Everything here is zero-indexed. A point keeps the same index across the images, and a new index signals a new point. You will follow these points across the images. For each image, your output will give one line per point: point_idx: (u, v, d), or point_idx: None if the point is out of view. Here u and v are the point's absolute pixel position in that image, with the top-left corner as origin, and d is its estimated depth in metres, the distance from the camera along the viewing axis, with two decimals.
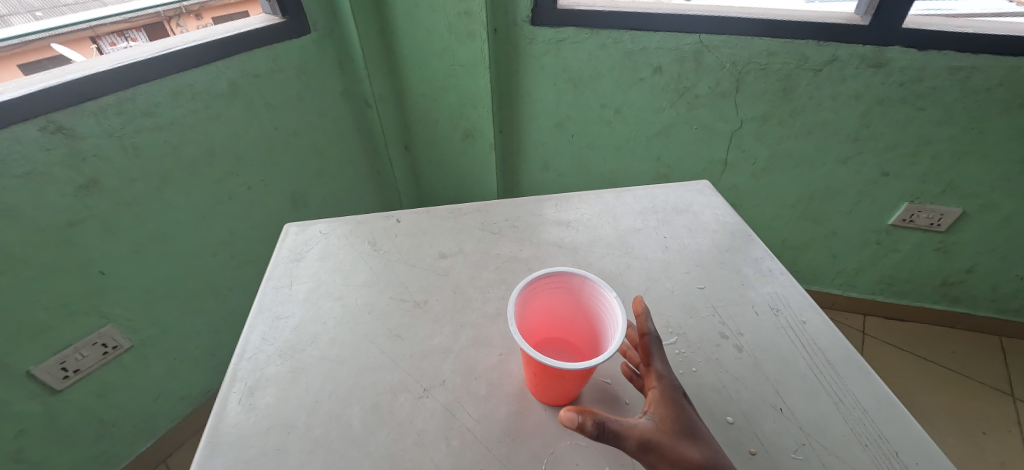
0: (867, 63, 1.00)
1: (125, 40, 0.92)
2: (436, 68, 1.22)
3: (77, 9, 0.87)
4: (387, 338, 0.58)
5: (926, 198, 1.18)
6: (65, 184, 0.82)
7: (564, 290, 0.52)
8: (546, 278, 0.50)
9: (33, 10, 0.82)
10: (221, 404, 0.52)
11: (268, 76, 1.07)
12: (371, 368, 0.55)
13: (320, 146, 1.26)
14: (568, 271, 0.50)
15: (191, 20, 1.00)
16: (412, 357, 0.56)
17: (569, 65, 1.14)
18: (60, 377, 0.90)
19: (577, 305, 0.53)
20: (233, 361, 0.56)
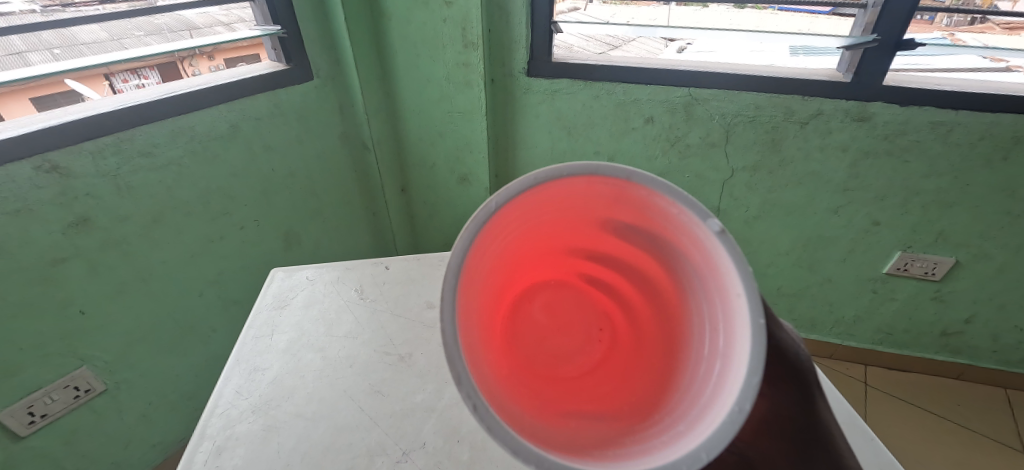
0: (852, 117, 1.03)
1: (137, 78, 0.96)
2: (433, 114, 1.24)
3: (95, 48, 0.86)
4: (368, 394, 0.56)
5: (919, 247, 1.19)
6: (54, 222, 0.82)
7: (574, 203, 0.47)
8: (557, 186, 0.45)
9: (52, 47, 0.82)
10: (186, 464, 0.49)
11: (268, 119, 1.09)
12: (348, 427, 0.53)
13: (316, 187, 1.27)
14: (603, 178, 0.43)
15: (204, 61, 1.02)
16: (392, 416, 0.54)
17: (563, 113, 1.18)
18: (25, 422, 0.86)
19: (602, 220, 0.51)
20: (203, 416, 0.54)
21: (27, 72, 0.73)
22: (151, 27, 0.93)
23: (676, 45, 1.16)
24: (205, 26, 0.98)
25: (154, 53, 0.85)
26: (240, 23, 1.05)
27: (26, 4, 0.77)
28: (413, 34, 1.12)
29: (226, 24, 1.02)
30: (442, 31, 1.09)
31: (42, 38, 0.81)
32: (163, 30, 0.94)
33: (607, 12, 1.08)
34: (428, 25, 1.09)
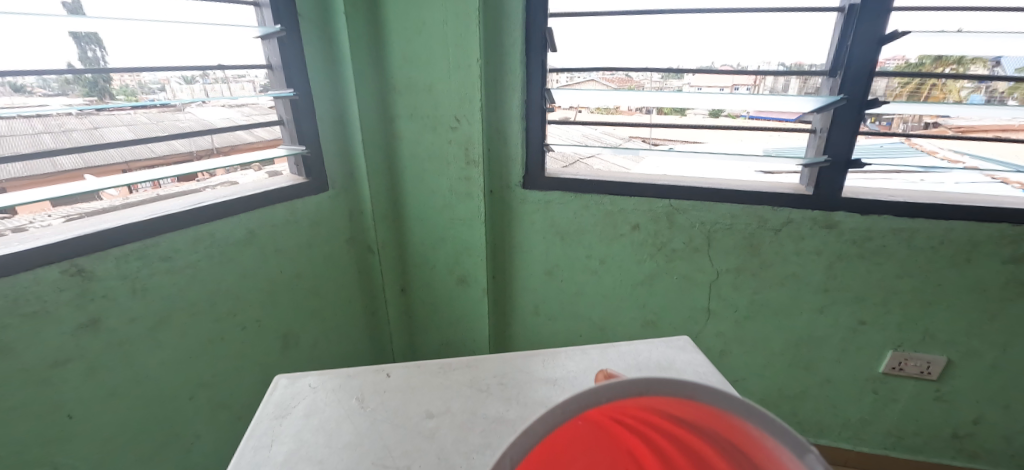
0: (820, 224, 1.13)
1: None
2: (436, 221, 1.34)
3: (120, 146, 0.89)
4: None
5: (908, 346, 1.21)
6: (66, 323, 0.85)
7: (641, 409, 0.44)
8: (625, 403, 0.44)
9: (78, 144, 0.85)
10: None
11: (283, 226, 1.17)
12: None
13: (320, 288, 1.31)
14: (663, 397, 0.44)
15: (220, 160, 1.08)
16: None
17: (556, 220, 1.27)
18: None
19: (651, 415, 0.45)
20: None
21: (77, 188, 0.82)
22: (173, 128, 0.96)
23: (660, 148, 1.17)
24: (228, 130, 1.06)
25: (190, 170, 0.95)
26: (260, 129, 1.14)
27: (64, 106, 0.81)
28: (421, 152, 1.25)
29: (248, 126, 1.08)
30: (447, 151, 1.23)
31: (70, 135, 0.85)
32: (187, 132, 0.97)
33: (597, 119, 1.19)
34: (435, 145, 1.23)
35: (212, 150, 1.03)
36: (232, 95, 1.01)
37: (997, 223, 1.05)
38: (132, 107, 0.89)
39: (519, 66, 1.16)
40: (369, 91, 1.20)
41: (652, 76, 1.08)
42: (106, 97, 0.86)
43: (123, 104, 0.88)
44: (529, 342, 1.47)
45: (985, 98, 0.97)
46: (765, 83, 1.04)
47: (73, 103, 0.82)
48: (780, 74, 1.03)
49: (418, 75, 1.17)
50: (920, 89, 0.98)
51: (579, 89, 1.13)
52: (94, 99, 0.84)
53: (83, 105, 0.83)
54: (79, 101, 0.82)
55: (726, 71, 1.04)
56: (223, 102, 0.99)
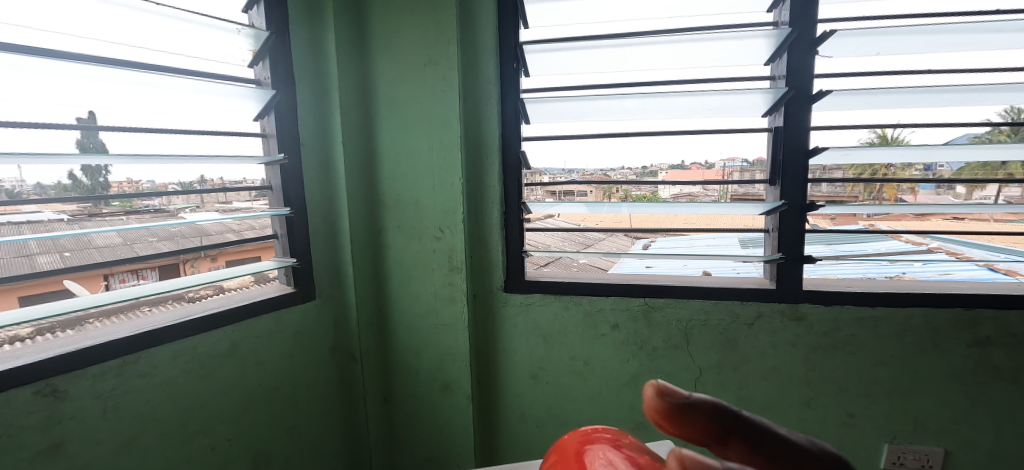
0: (789, 316, 1.18)
1: (135, 276, 0.99)
2: (420, 326, 1.35)
3: (107, 250, 0.94)
4: None
5: (903, 437, 1.19)
6: (25, 448, 0.81)
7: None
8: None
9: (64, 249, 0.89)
10: None
11: (268, 337, 1.17)
12: None
13: (298, 401, 1.26)
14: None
15: (206, 261, 1.10)
16: None
17: (539, 322, 1.31)
18: None
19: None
20: None
21: (70, 304, 0.85)
22: (165, 233, 1.04)
23: (641, 242, 1.25)
24: (217, 232, 1.10)
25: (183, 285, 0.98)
26: (250, 230, 1.19)
27: (56, 214, 0.86)
28: (407, 259, 1.31)
29: (237, 231, 1.15)
30: (432, 259, 1.29)
31: (58, 240, 0.89)
32: (176, 236, 1.05)
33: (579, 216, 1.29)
34: (421, 253, 1.30)
35: (199, 252, 1.06)
36: (228, 201, 1.11)
37: (950, 308, 1.12)
38: (125, 213, 0.95)
39: (497, 182, 1.29)
40: (361, 206, 1.30)
41: (629, 173, 1.22)
42: (101, 204, 0.92)
43: (115, 210, 0.94)
44: (518, 454, 1.39)
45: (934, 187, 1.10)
46: (735, 173, 1.18)
47: (64, 211, 0.88)
48: (745, 168, 1.19)
49: (405, 191, 1.28)
50: (870, 187, 1.11)
51: (568, 202, 1.23)
52: (90, 206, 0.91)
53: (76, 212, 0.89)
54: (71, 209, 0.89)
55: (696, 168, 1.18)
56: (218, 207, 1.08)
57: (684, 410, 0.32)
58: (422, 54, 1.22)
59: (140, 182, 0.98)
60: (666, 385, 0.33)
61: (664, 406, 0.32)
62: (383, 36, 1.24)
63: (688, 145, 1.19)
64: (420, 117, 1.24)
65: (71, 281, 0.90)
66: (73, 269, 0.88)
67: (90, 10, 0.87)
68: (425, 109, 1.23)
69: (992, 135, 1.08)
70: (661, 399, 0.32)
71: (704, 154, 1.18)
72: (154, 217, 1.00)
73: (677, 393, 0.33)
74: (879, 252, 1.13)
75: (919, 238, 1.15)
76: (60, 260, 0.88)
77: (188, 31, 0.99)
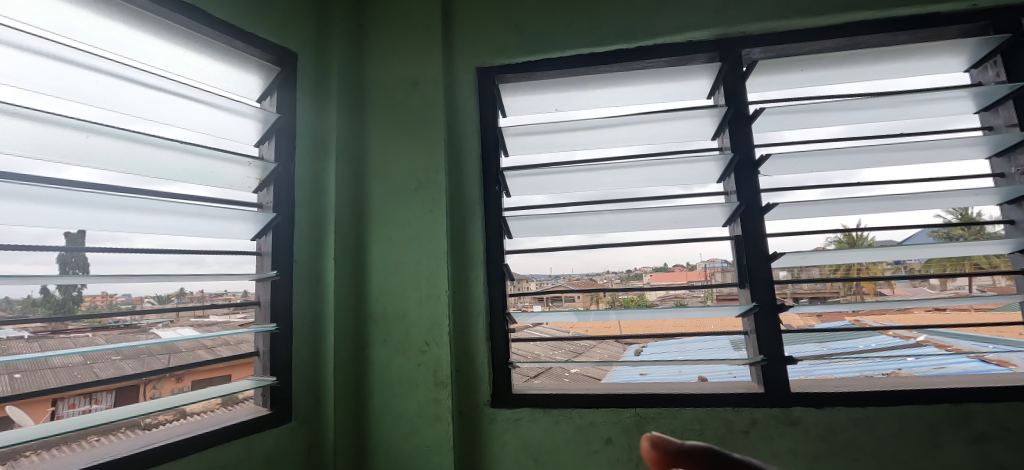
0: (783, 422, 1.16)
1: (87, 401, 0.96)
2: (403, 449, 1.26)
3: (61, 371, 0.92)
4: None
5: None
6: None
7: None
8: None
9: (14, 370, 0.87)
10: None
11: (235, 468, 1.08)
12: None
13: None
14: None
15: (170, 382, 1.06)
16: None
17: (528, 440, 1.24)
18: None
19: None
20: None
21: (25, 434, 0.82)
22: (132, 351, 1.03)
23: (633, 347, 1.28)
24: (187, 348, 1.09)
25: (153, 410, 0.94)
26: (223, 346, 1.16)
27: (18, 331, 0.87)
28: (392, 375, 1.28)
29: (209, 347, 1.12)
30: (418, 373, 1.27)
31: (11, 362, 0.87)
32: (144, 353, 1.03)
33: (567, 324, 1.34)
34: (405, 368, 1.27)
35: (163, 373, 1.03)
36: (205, 314, 1.11)
37: (939, 405, 1.12)
38: (90, 328, 0.95)
39: (482, 292, 1.32)
40: (348, 321, 1.30)
41: (614, 276, 1.28)
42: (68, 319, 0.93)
43: (81, 326, 0.94)
44: None
45: (906, 280, 1.18)
46: (717, 274, 1.26)
47: (26, 328, 0.89)
48: (726, 268, 1.27)
49: (392, 304, 1.30)
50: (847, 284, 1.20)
51: (557, 310, 1.27)
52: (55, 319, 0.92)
53: (38, 329, 0.90)
54: (33, 326, 0.89)
55: (679, 270, 1.25)
56: (193, 322, 1.08)
57: (678, 453, 0.48)
58: (413, 179, 1.33)
59: (114, 295, 0.99)
60: (660, 438, 0.50)
61: (658, 454, 0.49)
62: (380, 162, 1.36)
63: (667, 250, 1.28)
64: (409, 234, 1.31)
65: (15, 407, 0.87)
66: (33, 395, 0.87)
67: (110, 148, 0.96)
68: (414, 226, 1.31)
69: (949, 231, 1.22)
70: (655, 449, 0.49)
71: (686, 256, 1.27)
72: (121, 333, 1.00)
73: (669, 442, 0.49)
74: (869, 347, 1.18)
75: (908, 333, 1.21)
76: (7, 383, 0.86)
77: (200, 164, 1.09)
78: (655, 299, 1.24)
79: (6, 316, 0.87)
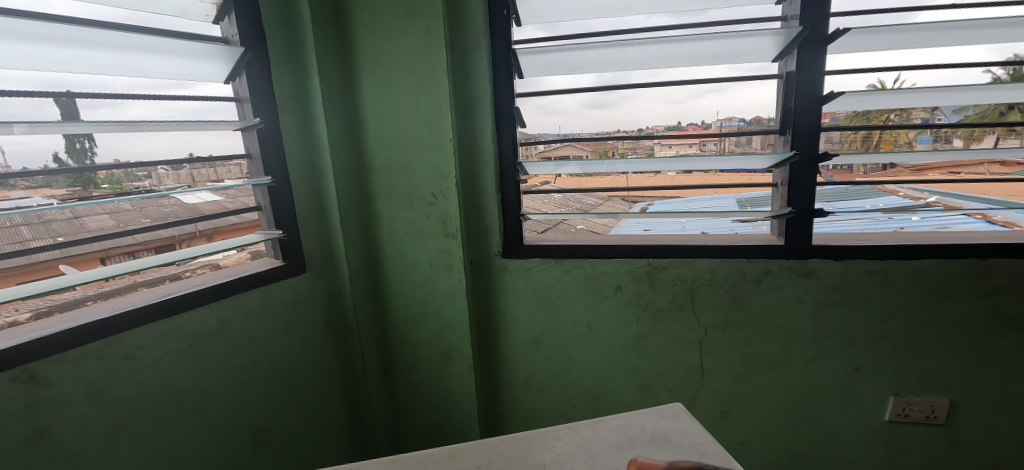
0: (797, 273, 1.15)
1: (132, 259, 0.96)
2: (418, 295, 1.31)
3: (100, 234, 0.88)
4: None
5: (908, 390, 1.18)
6: (8, 438, 0.79)
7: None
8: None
9: (57, 235, 0.83)
10: None
11: (259, 312, 1.13)
12: None
13: (298, 375, 1.24)
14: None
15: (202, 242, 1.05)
16: None
17: (539, 288, 1.27)
18: None
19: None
20: None
21: (53, 284, 0.81)
22: (157, 213, 0.99)
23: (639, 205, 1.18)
24: (212, 213, 1.04)
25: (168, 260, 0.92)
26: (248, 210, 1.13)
27: (45, 199, 0.81)
28: (401, 228, 1.26)
29: (234, 211, 1.09)
30: (427, 225, 1.24)
31: (50, 225, 0.83)
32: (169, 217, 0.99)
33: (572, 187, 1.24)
34: (414, 221, 1.24)
35: (195, 231, 1.02)
36: (219, 178, 1.05)
37: (963, 258, 1.09)
38: (115, 193, 0.88)
39: (490, 141, 1.21)
40: (349, 173, 1.23)
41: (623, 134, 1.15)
42: (91, 186, 0.86)
43: (105, 192, 0.87)
44: (522, 417, 1.39)
45: (931, 140, 1.03)
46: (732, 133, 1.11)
47: (53, 196, 0.82)
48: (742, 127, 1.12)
49: (393, 155, 1.21)
50: (870, 137, 1.06)
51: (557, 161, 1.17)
52: (79, 189, 0.85)
53: (66, 196, 0.83)
54: (60, 193, 0.83)
55: (692, 129, 1.12)
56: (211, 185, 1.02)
57: None
58: (404, 4, 1.12)
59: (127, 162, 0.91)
60: None
61: None
62: None
63: (682, 107, 1.13)
64: (405, 75, 1.16)
65: (67, 265, 0.88)
66: (52, 252, 0.84)
67: None
68: (410, 64, 1.15)
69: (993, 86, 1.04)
70: None
71: (701, 114, 1.12)
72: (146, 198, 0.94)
73: None
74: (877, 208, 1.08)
75: (918, 195, 1.08)
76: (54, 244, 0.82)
77: None
78: (654, 152, 1.12)
79: (30, 186, 0.80)
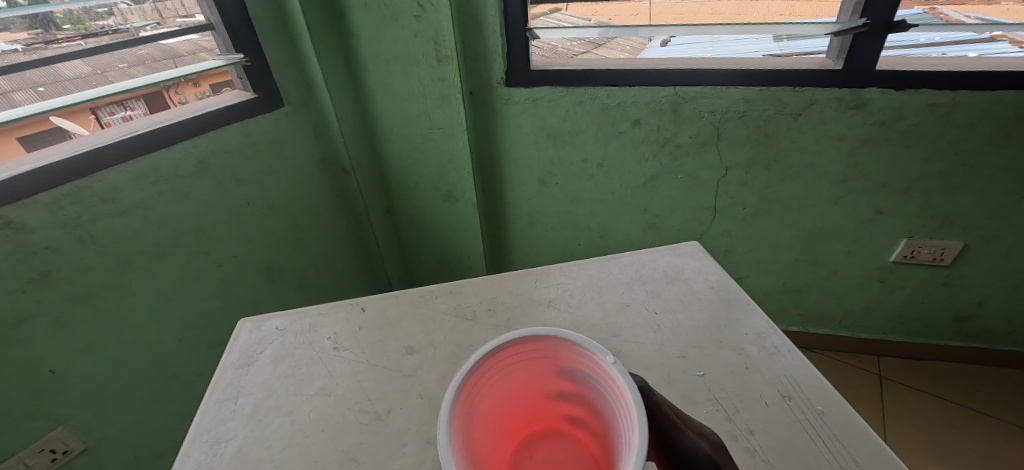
0: (847, 105, 0.99)
1: (123, 109, 0.91)
2: (414, 132, 1.20)
3: (79, 83, 0.80)
4: (341, 463, 0.48)
5: (924, 233, 1.13)
6: (11, 280, 0.76)
7: (540, 364, 0.48)
8: (502, 352, 0.46)
9: (36, 85, 0.77)
10: None
11: (239, 150, 1.04)
12: (311, 446, 0.50)
13: (297, 215, 1.21)
14: (533, 339, 0.46)
15: (190, 87, 0.98)
16: (361, 443, 0.50)
17: (546, 122, 1.14)
18: (48, 460, 0.83)
19: (558, 375, 0.49)
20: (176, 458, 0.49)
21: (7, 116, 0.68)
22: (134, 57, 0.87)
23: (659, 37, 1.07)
24: (189, 53, 0.95)
25: (125, 89, 0.78)
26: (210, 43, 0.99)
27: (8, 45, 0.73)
28: (385, 51, 1.08)
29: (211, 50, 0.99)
30: (415, 46, 1.05)
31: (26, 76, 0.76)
32: (148, 60, 0.88)
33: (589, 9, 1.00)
34: (399, 41, 1.05)
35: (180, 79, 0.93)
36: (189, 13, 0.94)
37: None
38: (81, 37, 0.78)
39: None
40: None
41: None
42: (53, 28, 0.77)
43: (69, 34, 0.78)
44: (525, 254, 1.41)
45: None
46: None
47: (16, 41, 0.74)
48: None
49: None
50: None
51: None
52: (41, 32, 0.76)
53: (30, 41, 0.75)
54: (22, 38, 0.74)
55: None
56: (180, 22, 0.91)
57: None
58: None
59: None
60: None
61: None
62: None
63: None
64: None
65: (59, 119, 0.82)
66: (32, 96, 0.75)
67: None
68: None
69: None
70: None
71: None
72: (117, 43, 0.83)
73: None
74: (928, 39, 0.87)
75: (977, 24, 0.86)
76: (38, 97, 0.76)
77: None
78: None
79: None
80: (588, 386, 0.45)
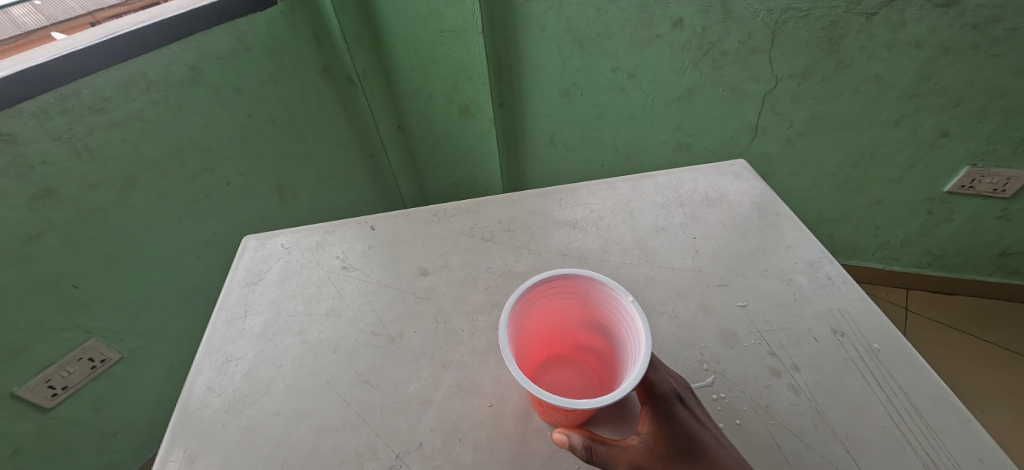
0: (935, 2, 0.83)
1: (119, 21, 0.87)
2: (425, 36, 1.08)
3: None
4: (356, 386, 0.47)
5: (991, 160, 1.02)
6: (14, 196, 0.72)
7: (567, 296, 0.43)
8: (540, 286, 0.41)
9: None
10: (171, 434, 0.45)
11: (234, 56, 0.95)
12: (324, 367, 0.49)
13: (302, 129, 1.15)
14: (568, 273, 0.41)
15: None
16: (376, 366, 0.48)
17: (574, 24, 1.00)
18: (87, 368, 0.87)
19: (585, 308, 0.44)
20: (188, 378, 0.48)
21: None
22: None
23: None
24: None
25: None
26: None
27: None
28: None
29: None
30: None
31: None
32: None
33: None
34: None
35: None
36: None
37: None
38: None
39: None
40: None
41: None
42: None
43: None
44: (544, 174, 1.34)
45: None
46: None
47: None
48: None
49: None
50: None
51: None
52: None
53: None
54: None
55: None
56: None
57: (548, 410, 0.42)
58: None
59: None
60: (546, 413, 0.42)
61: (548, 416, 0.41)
62: None
63: None
64: None
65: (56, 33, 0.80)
66: None
67: None
68: None
69: None
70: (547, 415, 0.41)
71: None
72: None
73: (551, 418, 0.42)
74: None
75: None
76: None
77: None
78: None
79: None
80: (612, 322, 0.42)
